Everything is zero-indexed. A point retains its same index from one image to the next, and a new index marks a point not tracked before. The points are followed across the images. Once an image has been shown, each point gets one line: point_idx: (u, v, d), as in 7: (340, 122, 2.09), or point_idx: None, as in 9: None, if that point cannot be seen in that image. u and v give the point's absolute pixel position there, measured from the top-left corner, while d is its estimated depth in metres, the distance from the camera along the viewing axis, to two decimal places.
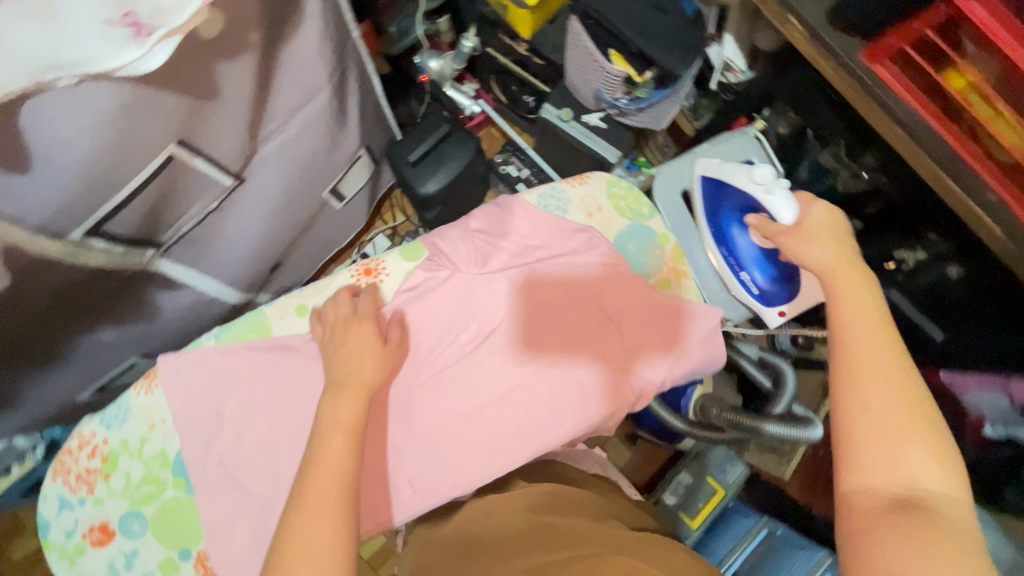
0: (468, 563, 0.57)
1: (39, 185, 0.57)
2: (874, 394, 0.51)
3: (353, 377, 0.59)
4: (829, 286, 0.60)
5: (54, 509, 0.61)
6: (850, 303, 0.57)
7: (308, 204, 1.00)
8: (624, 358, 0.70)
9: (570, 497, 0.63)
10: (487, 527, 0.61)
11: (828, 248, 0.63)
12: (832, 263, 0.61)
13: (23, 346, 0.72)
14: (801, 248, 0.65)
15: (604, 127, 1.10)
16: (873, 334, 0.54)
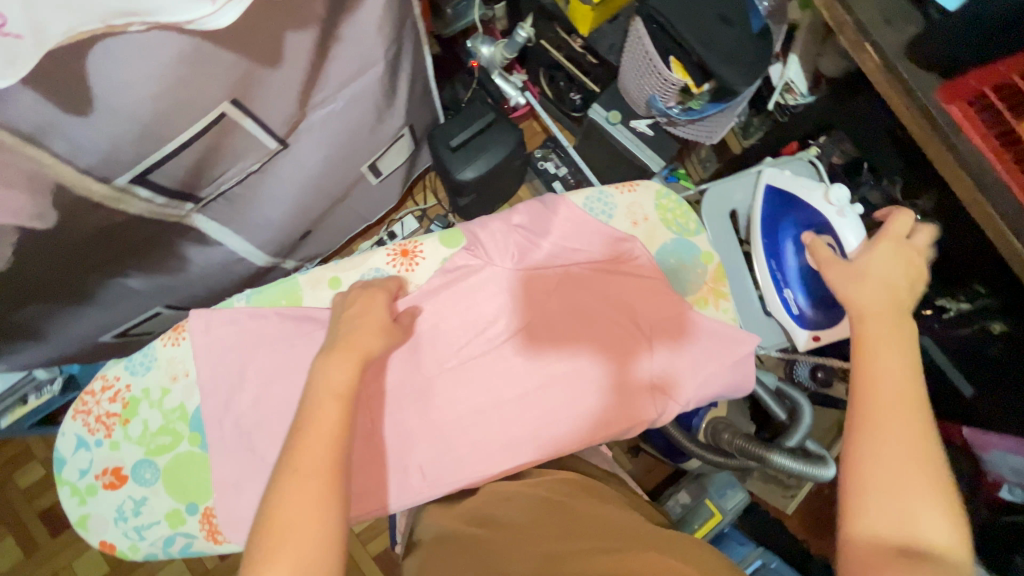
0: (475, 542, 0.56)
1: (94, 128, 0.57)
2: (889, 445, 0.46)
3: (356, 345, 0.56)
4: (865, 324, 0.54)
5: (70, 447, 0.61)
6: (881, 344, 0.52)
7: (346, 177, 1.00)
8: (629, 346, 0.70)
9: (578, 489, 0.62)
10: (494, 511, 0.61)
11: (869, 282, 0.57)
12: (865, 301, 0.56)
13: (57, 282, 0.73)
14: (842, 280, 0.59)
15: (650, 134, 1.09)
16: (900, 379, 0.50)
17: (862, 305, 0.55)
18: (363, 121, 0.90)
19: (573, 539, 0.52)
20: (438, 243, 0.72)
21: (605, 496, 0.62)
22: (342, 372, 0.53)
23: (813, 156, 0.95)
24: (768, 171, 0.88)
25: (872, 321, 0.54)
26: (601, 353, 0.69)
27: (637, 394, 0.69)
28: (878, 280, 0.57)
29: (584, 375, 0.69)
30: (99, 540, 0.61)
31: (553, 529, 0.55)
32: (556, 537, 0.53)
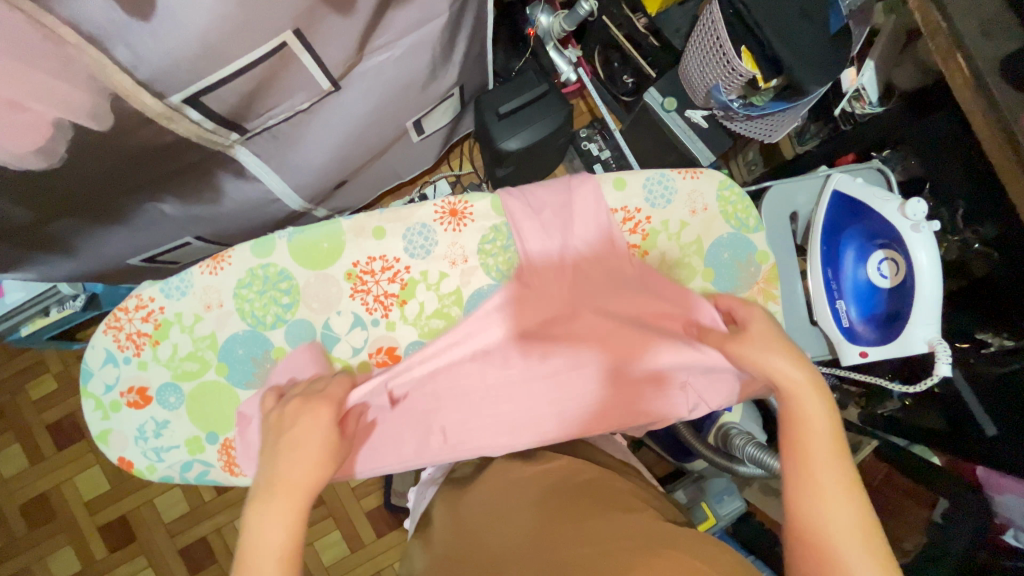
0: (484, 535, 0.56)
1: (155, 40, 0.55)
2: (834, 531, 0.46)
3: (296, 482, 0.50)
4: (786, 395, 0.55)
5: (98, 361, 0.61)
6: (812, 422, 0.52)
7: (390, 130, 0.98)
8: (630, 342, 0.69)
9: (591, 481, 0.60)
10: (505, 504, 0.59)
11: (782, 355, 0.57)
12: (794, 382, 0.55)
13: (96, 195, 0.72)
14: (760, 358, 0.57)
15: (704, 127, 1.05)
16: (833, 465, 0.49)
17: (767, 366, 0.57)
18: (416, 75, 0.88)
19: (576, 537, 0.50)
20: (488, 205, 0.68)
21: (620, 488, 0.60)
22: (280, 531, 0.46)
23: (883, 166, 0.94)
24: (838, 178, 0.85)
25: (795, 399, 0.54)
26: (608, 338, 0.70)
27: (632, 386, 0.69)
28: (783, 349, 0.57)
29: (580, 367, 0.69)
30: (118, 456, 0.61)
31: (553, 533, 0.52)
32: (555, 542, 0.50)
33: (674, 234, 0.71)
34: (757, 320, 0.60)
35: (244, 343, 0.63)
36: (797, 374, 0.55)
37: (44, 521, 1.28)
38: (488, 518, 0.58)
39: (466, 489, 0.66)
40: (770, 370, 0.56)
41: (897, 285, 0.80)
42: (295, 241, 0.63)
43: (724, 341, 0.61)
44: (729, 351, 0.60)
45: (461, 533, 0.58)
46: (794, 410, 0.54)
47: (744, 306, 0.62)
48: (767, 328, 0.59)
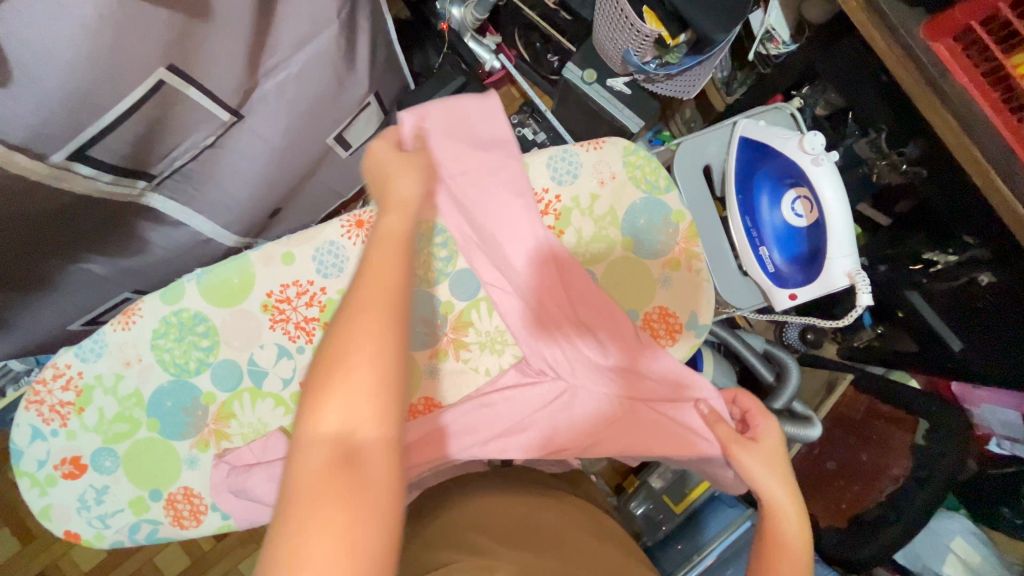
0: (516, 521, 0.64)
1: (18, 100, 0.53)
2: None
3: (392, 197, 0.57)
4: (772, 516, 0.58)
5: (24, 438, 0.59)
6: (790, 541, 0.56)
7: (311, 149, 0.96)
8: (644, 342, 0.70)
9: (579, 520, 0.68)
10: (520, 517, 0.65)
11: (775, 486, 0.59)
12: (781, 507, 0.58)
13: (6, 273, 0.69)
14: (758, 474, 0.60)
15: (628, 93, 1.03)
16: None
17: (765, 478, 0.60)
18: (322, 88, 0.87)
19: (587, 563, 0.57)
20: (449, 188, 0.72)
21: (599, 534, 0.66)
22: (391, 266, 0.51)
23: (792, 108, 0.87)
24: (744, 121, 0.84)
25: (776, 523, 0.57)
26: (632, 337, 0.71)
27: (643, 388, 0.71)
28: (777, 475, 0.60)
29: (569, 387, 0.72)
30: (63, 530, 0.60)
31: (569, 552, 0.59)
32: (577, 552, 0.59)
33: (587, 209, 0.72)
34: (769, 435, 0.63)
35: (171, 394, 0.61)
36: (782, 499, 0.59)
37: None
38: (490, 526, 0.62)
39: (483, 493, 0.71)
40: (759, 486, 0.59)
41: (813, 222, 0.78)
42: (204, 282, 0.62)
43: (735, 439, 0.63)
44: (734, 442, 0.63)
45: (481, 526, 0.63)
46: (768, 524, 0.58)
47: (764, 418, 0.65)
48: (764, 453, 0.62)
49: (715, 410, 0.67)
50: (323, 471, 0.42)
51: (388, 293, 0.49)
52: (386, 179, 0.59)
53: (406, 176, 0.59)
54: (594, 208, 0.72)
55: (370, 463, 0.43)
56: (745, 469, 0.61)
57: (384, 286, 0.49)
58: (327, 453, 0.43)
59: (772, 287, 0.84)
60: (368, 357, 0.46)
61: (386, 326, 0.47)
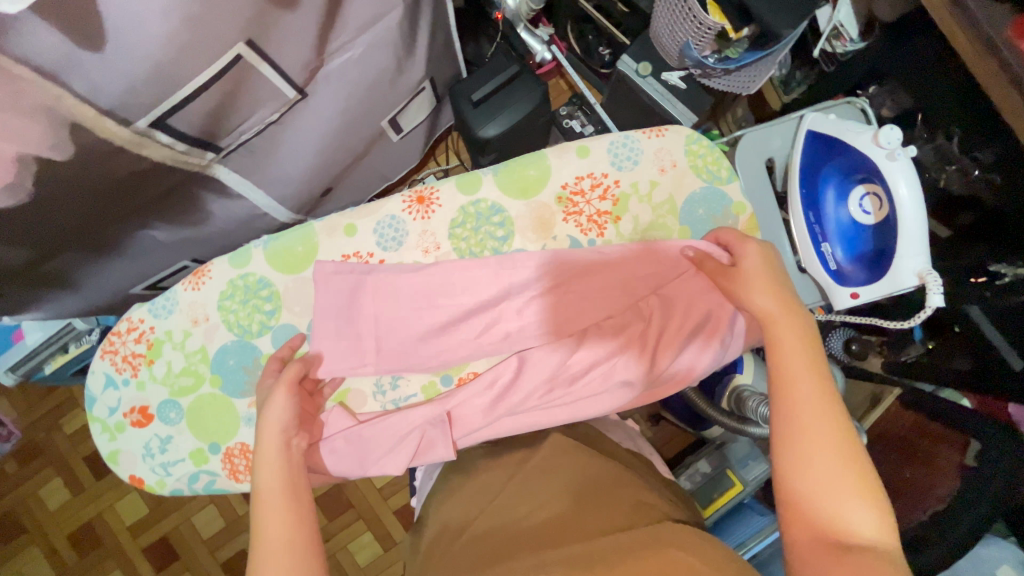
0: (490, 506, 0.62)
1: (111, 67, 0.56)
2: (814, 453, 0.51)
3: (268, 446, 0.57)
4: (767, 322, 0.60)
5: (99, 385, 0.63)
6: (786, 346, 0.58)
7: (366, 131, 0.99)
8: (684, 325, 0.69)
9: (608, 471, 0.63)
10: (532, 473, 0.64)
11: (802, 368, 0.56)
12: (773, 314, 0.60)
13: (83, 231, 0.74)
14: (748, 295, 0.62)
15: (683, 87, 1.02)
16: (811, 392, 0.55)
17: (749, 288, 0.62)
18: (383, 71, 0.89)
19: (578, 536, 0.55)
20: (494, 180, 0.70)
21: (627, 483, 0.62)
22: (282, 523, 0.52)
23: (865, 102, 0.88)
24: (811, 116, 0.83)
25: (802, 402, 0.54)
26: (670, 322, 0.69)
27: (669, 385, 0.70)
28: (805, 358, 0.57)
29: (595, 374, 0.69)
30: (128, 474, 0.63)
31: (574, 523, 0.57)
32: (564, 533, 0.56)
33: (646, 196, 0.72)
34: (750, 256, 0.63)
35: (233, 352, 0.64)
36: (807, 381, 0.55)
37: (92, 550, 1.34)
38: (469, 525, 0.61)
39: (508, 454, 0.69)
40: (751, 306, 0.61)
41: (881, 220, 0.77)
42: (270, 248, 0.65)
43: (721, 273, 0.65)
44: (731, 286, 0.64)
45: (494, 495, 0.63)
46: (787, 398, 0.55)
47: (739, 243, 0.65)
48: (793, 330, 0.58)
49: (701, 251, 0.68)
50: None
51: (285, 553, 0.51)
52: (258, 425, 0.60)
53: (271, 420, 0.59)
54: (658, 185, 0.72)
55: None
56: (738, 297, 0.63)
57: (280, 547, 0.51)
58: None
59: (832, 286, 0.81)
60: None
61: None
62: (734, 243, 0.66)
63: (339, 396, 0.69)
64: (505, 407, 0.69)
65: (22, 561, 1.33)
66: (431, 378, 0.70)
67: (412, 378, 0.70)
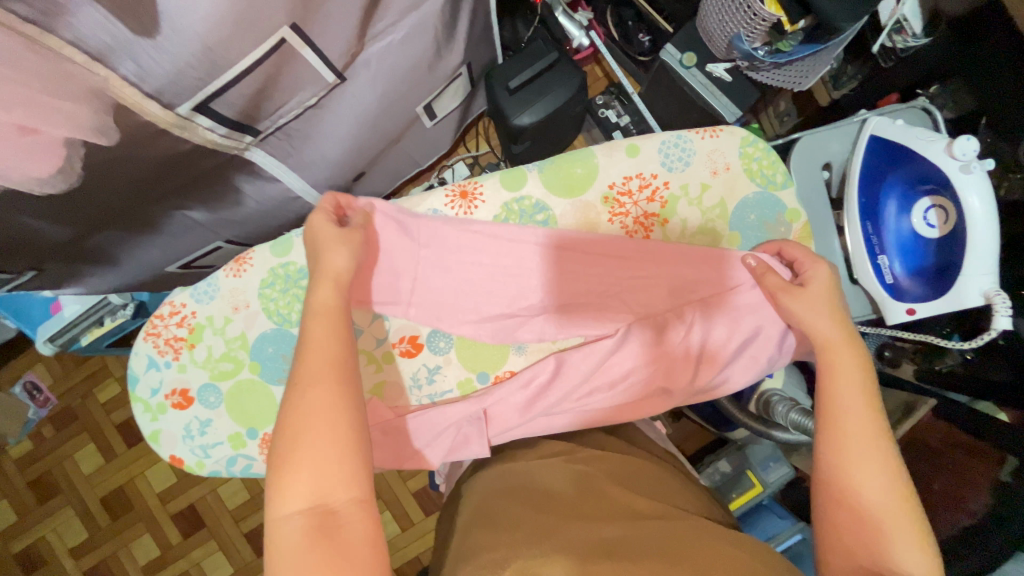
0: (528, 485, 0.61)
1: (158, 52, 0.56)
2: (863, 477, 0.51)
3: (326, 268, 0.59)
4: (823, 350, 0.59)
5: (142, 365, 0.64)
6: (842, 371, 0.57)
7: (401, 116, 0.97)
8: (732, 330, 0.68)
9: (647, 471, 0.64)
10: (571, 466, 0.62)
11: (854, 396, 0.55)
12: (832, 341, 0.58)
13: (124, 210, 0.75)
14: (803, 315, 0.61)
15: (728, 80, 0.98)
16: (864, 417, 0.54)
17: (808, 309, 0.61)
18: (421, 57, 0.87)
19: (621, 520, 0.53)
20: (539, 174, 0.70)
21: (668, 487, 0.62)
22: (332, 339, 0.55)
23: (928, 103, 0.86)
24: (874, 122, 0.81)
25: (854, 429, 0.53)
26: (718, 325, 0.68)
27: (686, 364, 0.68)
28: (858, 387, 0.55)
29: (626, 379, 0.69)
30: (169, 454, 0.64)
31: (629, 507, 0.56)
32: (603, 516, 0.54)
33: (696, 199, 0.71)
34: (818, 279, 0.62)
35: (272, 340, 0.65)
36: (859, 408, 0.54)
37: (123, 513, 1.39)
38: (506, 494, 0.60)
39: (540, 449, 0.68)
40: (808, 327, 0.60)
41: (945, 234, 0.74)
42: None
43: (784, 290, 0.62)
44: (794, 303, 0.61)
45: (531, 476, 0.62)
46: (835, 422, 0.54)
47: (809, 262, 0.63)
48: (851, 360, 0.57)
49: (764, 262, 0.66)
50: (301, 543, 0.45)
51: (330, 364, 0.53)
52: (316, 253, 0.60)
53: (327, 242, 0.60)
54: (712, 185, 0.70)
55: (348, 525, 0.47)
56: (796, 317, 0.61)
57: (326, 358, 0.53)
58: (302, 524, 0.46)
59: (887, 300, 0.80)
60: (312, 450, 0.48)
61: (341, 390, 0.52)
62: (801, 259, 0.64)
63: (375, 386, 0.70)
64: (539, 410, 0.69)
65: (57, 520, 1.39)
66: (466, 374, 0.71)
67: (449, 373, 0.71)
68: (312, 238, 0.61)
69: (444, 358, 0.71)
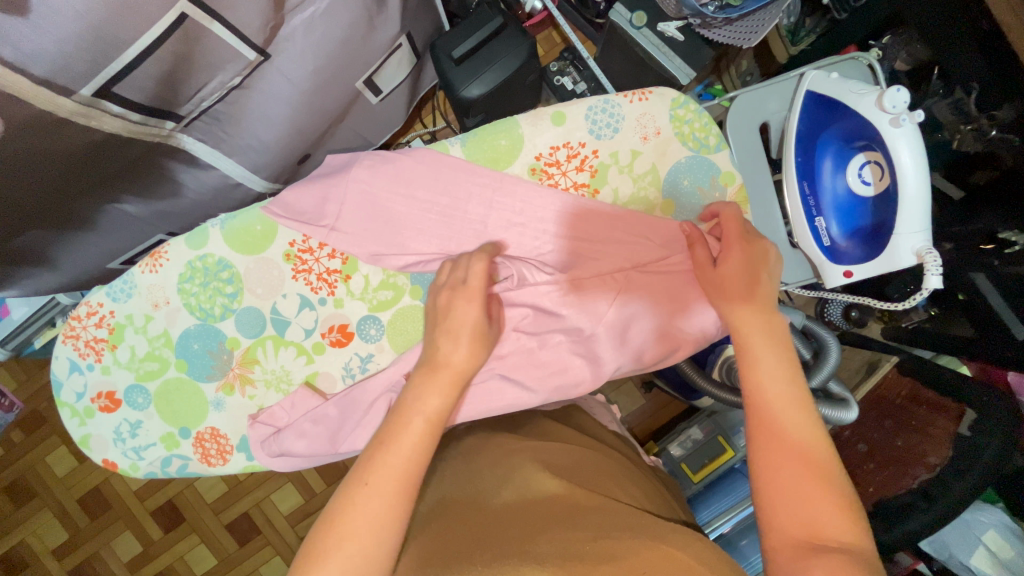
0: (470, 487, 0.59)
1: (40, 33, 0.51)
2: (786, 453, 0.50)
3: (445, 363, 0.56)
4: (740, 337, 0.57)
5: (65, 370, 0.71)
6: (757, 350, 0.55)
7: (341, 95, 0.93)
8: (662, 305, 0.68)
9: (584, 460, 0.62)
10: (504, 466, 0.61)
11: (775, 372, 0.54)
12: (743, 321, 0.58)
13: (45, 210, 0.70)
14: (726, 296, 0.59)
15: (680, 40, 0.94)
16: (779, 390, 0.53)
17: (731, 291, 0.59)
18: (351, 27, 0.82)
19: (559, 523, 0.50)
20: (461, 148, 0.71)
21: (607, 470, 0.62)
22: (420, 451, 0.51)
23: (873, 58, 0.81)
24: (811, 76, 0.77)
25: (783, 412, 0.52)
26: (640, 301, 0.68)
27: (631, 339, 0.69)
28: (773, 363, 0.54)
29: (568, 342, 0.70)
30: (102, 457, 0.72)
31: (566, 504, 0.53)
32: (537, 512, 0.52)
33: (626, 166, 0.71)
34: (736, 257, 0.61)
35: (196, 338, 0.71)
36: (782, 387, 0.53)
37: (101, 513, 1.38)
38: (451, 501, 0.58)
39: (481, 443, 0.67)
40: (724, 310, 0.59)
41: (881, 192, 0.72)
42: (227, 229, 0.70)
43: (704, 267, 0.63)
44: (708, 284, 0.62)
45: (469, 479, 0.60)
46: (758, 404, 0.53)
47: (730, 239, 0.62)
48: (764, 333, 0.56)
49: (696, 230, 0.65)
50: None
51: (406, 473, 0.49)
52: (445, 331, 0.58)
53: (458, 339, 0.58)
54: (642, 150, 0.70)
55: None
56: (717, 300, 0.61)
57: (405, 469, 0.49)
58: None
59: (826, 262, 0.79)
60: (349, 555, 0.46)
61: (397, 510, 0.48)
62: (729, 234, 0.62)
63: (308, 378, 0.73)
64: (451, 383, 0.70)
65: (35, 522, 1.39)
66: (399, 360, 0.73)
67: (381, 360, 0.73)
68: (448, 312, 0.59)
69: (375, 347, 0.73)
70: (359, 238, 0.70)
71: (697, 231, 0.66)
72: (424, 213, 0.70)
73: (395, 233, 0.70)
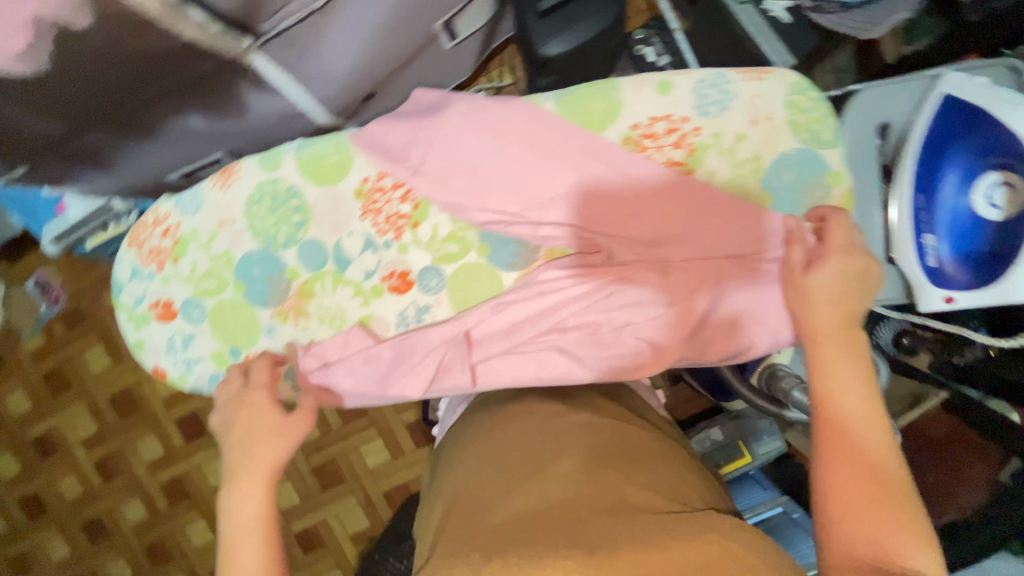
0: (514, 452, 0.58)
1: None
2: (858, 473, 0.47)
3: (256, 462, 0.58)
4: (819, 346, 0.55)
5: (127, 274, 0.74)
6: (835, 365, 0.53)
7: (417, 33, 0.89)
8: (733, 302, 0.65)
9: (633, 440, 0.60)
10: (551, 434, 0.59)
11: (854, 389, 0.51)
12: (823, 331, 0.55)
13: (115, 107, 0.71)
14: (808, 296, 0.58)
15: (786, 20, 0.88)
16: (853, 407, 0.51)
17: (817, 291, 0.57)
18: None
19: (606, 505, 0.49)
20: (553, 104, 0.67)
21: (661, 453, 0.60)
22: (266, 557, 0.53)
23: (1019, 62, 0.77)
24: (948, 80, 0.72)
25: (857, 432, 0.49)
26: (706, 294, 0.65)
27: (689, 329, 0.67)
28: (851, 378, 0.52)
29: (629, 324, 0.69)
30: (153, 363, 0.74)
31: (615, 484, 0.51)
32: (584, 487, 0.51)
33: (728, 148, 0.67)
34: (840, 258, 0.57)
35: (257, 262, 0.72)
36: (860, 405, 0.51)
37: (129, 414, 1.44)
38: (494, 465, 0.57)
39: (525, 408, 0.66)
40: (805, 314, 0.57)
41: (1010, 217, 0.66)
42: (301, 156, 0.70)
43: (791, 267, 0.61)
44: (790, 286, 0.61)
45: (514, 444, 0.59)
46: (829, 417, 0.51)
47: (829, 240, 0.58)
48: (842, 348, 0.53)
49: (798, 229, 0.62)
50: None
51: None
52: (244, 435, 0.60)
53: (258, 426, 0.60)
54: (749, 134, 0.67)
55: None
56: (802, 303, 0.59)
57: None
58: None
59: (925, 284, 0.73)
60: None
61: None
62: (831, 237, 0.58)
63: (362, 318, 0.73)
64: (513, 342, 0.70)
65: (68, 412, 1.46)
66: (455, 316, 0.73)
67: (438, 312, 0.73)
68: (248, 412, 0.62)
69: (433, 299, 0.72)
70: (446, 186, 0.70)
71: (801, 228, 0.63)
72: (508, 169, 0.68)
73: (479, 186, 0.70)
